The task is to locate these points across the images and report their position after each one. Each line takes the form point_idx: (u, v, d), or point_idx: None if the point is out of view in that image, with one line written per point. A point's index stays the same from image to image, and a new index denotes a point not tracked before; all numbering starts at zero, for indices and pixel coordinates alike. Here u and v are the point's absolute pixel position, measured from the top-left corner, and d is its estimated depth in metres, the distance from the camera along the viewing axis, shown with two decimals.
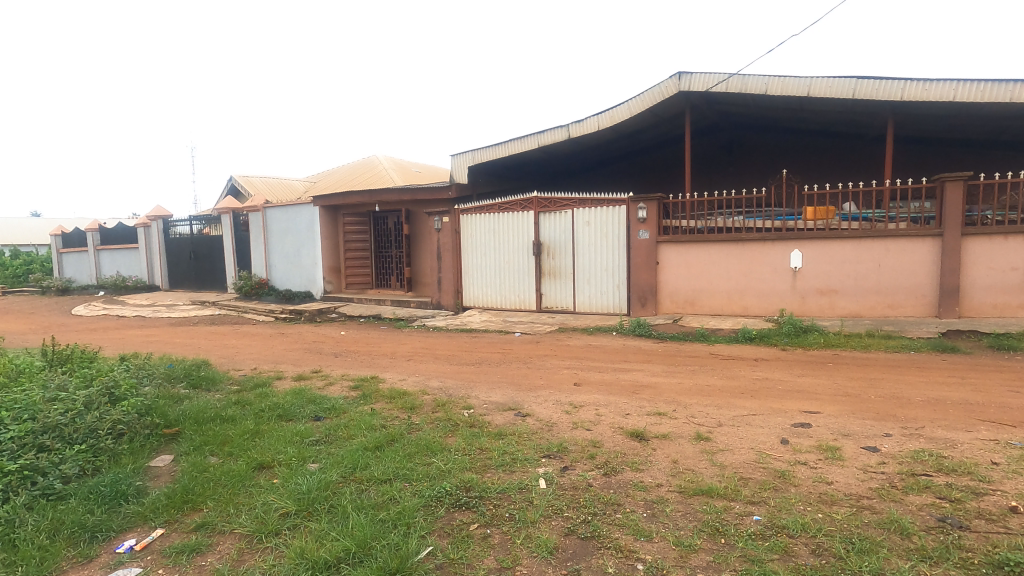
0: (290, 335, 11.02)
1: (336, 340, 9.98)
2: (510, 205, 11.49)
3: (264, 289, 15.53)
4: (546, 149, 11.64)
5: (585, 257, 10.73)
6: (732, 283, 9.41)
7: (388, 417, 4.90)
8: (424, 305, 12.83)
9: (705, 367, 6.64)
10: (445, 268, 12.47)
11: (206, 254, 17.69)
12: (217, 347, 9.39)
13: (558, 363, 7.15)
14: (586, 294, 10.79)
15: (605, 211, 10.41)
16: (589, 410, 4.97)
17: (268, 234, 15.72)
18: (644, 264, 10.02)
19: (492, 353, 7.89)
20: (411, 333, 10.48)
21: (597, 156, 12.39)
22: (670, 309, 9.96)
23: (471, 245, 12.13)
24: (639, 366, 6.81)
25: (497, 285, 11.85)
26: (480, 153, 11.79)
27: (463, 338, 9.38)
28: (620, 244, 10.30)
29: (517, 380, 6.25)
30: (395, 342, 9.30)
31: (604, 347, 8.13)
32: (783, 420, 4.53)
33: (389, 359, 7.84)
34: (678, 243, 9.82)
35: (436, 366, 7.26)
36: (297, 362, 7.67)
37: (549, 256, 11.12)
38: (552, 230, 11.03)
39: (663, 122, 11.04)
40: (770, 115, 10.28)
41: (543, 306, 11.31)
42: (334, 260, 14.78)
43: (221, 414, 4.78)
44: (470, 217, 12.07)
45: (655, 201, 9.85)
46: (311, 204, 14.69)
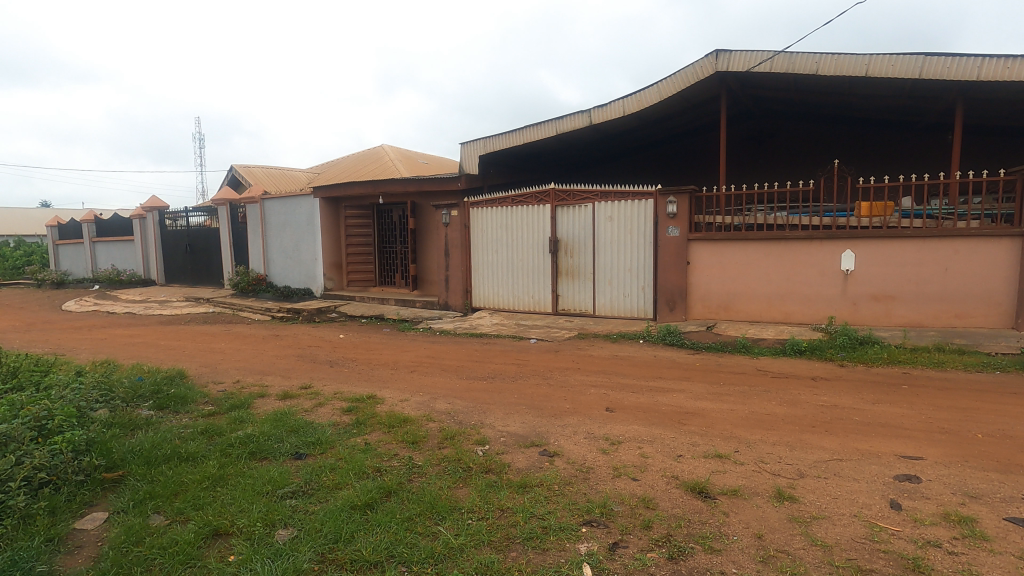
0: (285, 337, 10.18)
1: (333, 344, 9.10)
2: (524, 198, 10.56)
3: (261, 285, 14.70)
4: (564, 137, 10.67)
5: (606, 256, 9.79)
6: (772, 287, 8.45)
7: (384, 455, 4.00)
8: (430, 305, 11.93)
9: (756, 388, 5.69)
10: (452, 266, 11.57)
11: (203, 248, 16.87)
12: (203, 352, 8.55)
13: (583, 380, 6.22)
14: (607, 297, 9.86)
15: (630, 205, 9.45)
16: (631, 449, 4.04)
17: (267, 227, 14.87)
18: (673, 264, 9.07)
19: (506, 366, 6.97)
20: (416, 337, 9.58)
21: (618, 145, 11.43)
22: (702, 315, 9.02)
23: (481, 242, 11.22)
24: (678, 385, 5.87)
25: (509, 285, 10.94)
26: (492, 142, 10.84)
27: (472, 345, 8.47)
28: (646, 242, 9.35)
29: (538, 403, 5.33)
30: (397, 349, 8.41)
31: (633, 359, 7.19)
32: (880, 470, 3.59)
33: (390, 372, 6.94)
34: (712, 241, 8.85)
35: (443, 381, 6.35)
36: (286, 374, 6.79)
37: (567, 254, 10.19)
38: (571, 226, 10.09)
39: (694, 108, 10.05)
40: (815, 99, 9.29)
41: (560, 309, 10.38)
42: (335, 256, 13.91)
43: (179, 451, 3.89)
44: (480, 210, 11.15)
45: (687, 194, 8.88)
46: (311, 195, 13.80)
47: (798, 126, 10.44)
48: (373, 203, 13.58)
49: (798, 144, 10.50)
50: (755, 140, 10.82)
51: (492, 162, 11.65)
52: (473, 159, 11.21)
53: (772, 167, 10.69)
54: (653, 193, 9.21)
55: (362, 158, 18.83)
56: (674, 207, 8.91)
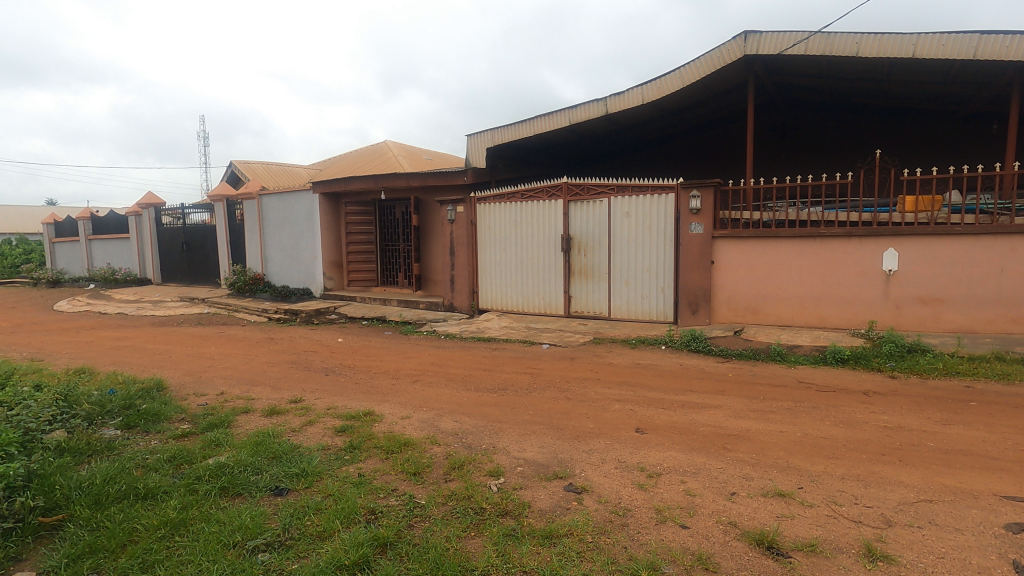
0: (281, 340, 9.57)
1: (331, 349, 8.49)
2: (535, 193, 9.93)
3: (258, 285, 14.10)
4: (578, 128, 10.03)
5: (623, 255, 9.14)
6: (806, 288, 7.79)
7: (381, 491, 3.37)
8: (434, 307, 11.30)
9: (803, 404, 5.03)
10: (458, 265, 10.94)
11: (200, 246, 16.30)
12: (192, 357, 7.95)
13: (606, 392, 5.58)
14: (623, 299, 9.21)
15: (649, 200, 8.80)
16: (673, 485, 3.40)
17: (264, 224, 14.29)
18: (696, 264, 8.41)
19: (519, 376, 6.33)
20: (420, 341, 8.96)
21: (632, 137, 10.82)
22: (727, 318, 8.36)
23: (488, 239, 10.59)
24: (714, 401, 5.22)
25: (518, 285, 10.31)
26: (501, 133, 10.20)
27: (480, 351, 7.85)
28: (667, 239, 8.70)
29: (558, 422, 4.69)
30: (399, 355, 7.79)
31: (657, 368, 6.54)
32: (984, 517, 2.94)
33: (391, 382, 6.31)
34: (738, 238, 8.19)
35: (449, 394, 5.71)
36: (277, 384, 6.18)
37: (581, 253, 9.54)
38: (585, 222, 9.45)
39: (716, 97, 9.42)
40: (850, 84, 8.62)
41: (572, 311, 9.75)
42: (335, 255, 13.31)
43: (137, 485, 3.27)
44: (488, 206, 10.52)
45: (711, 188, 8.22)
46: (310, 190, 13.19)
47: (825, 114, 9.87)
48: (374, 198, 12.95)
49: (824, 135, 9.93)
50: (779, 132, 10.21)
51: (500, 155, 11.03)
52: (481, 152, 10.58)
53: (797, 160, 10.08)
54: (674, 187, 8.56)
55: (365, 153, 18.21)
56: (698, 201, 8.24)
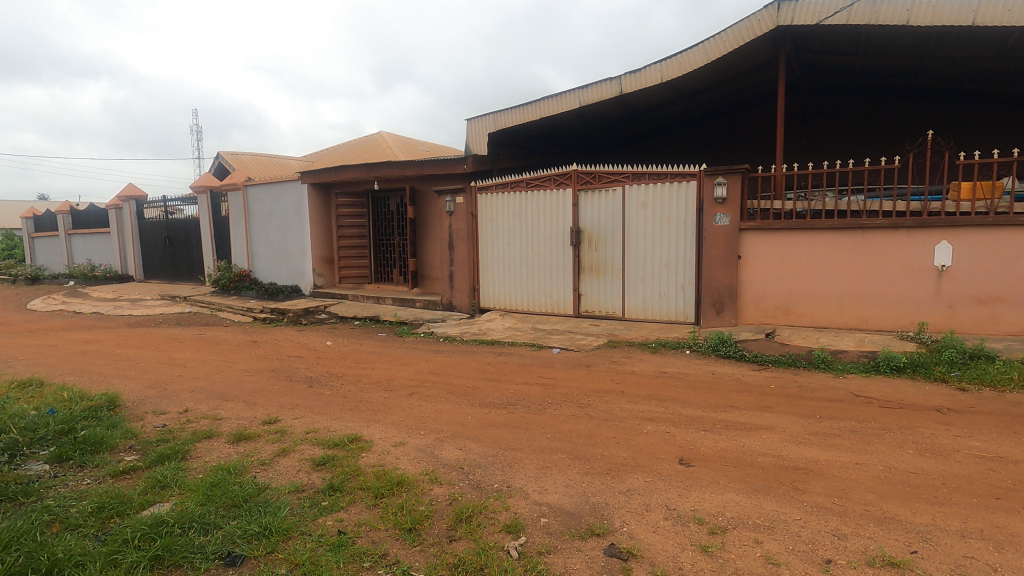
0: (264, 343, 8.75)
1: (318, 354, 7.68)
2: (541, 181, 9.12)
3: (244, 283, 13.25)
4: (587, 109, 9.22)
5: (639, 249, 8.35)
6: (845, 285, 7.03)
7: (366, 559, 2.58)
8: (431, 306, 10.49)
9: (871, 424, 4.26)
10: (457, 261, 10.12)
11: (183, 240, 15.43)
12: (161, 365, 7.12)
13: (634, 409, 4.80)
14: (639, 297, 8.43)
15: (668, 188, 8.01)
16: (747, 548, 2.62)
17: (250, 217, 13.43)
18: (721, 259, 7.62)
19: (530, 389, 5.53)
20: (416, 344, 8.15)
21: (644, 120, 10.05)
22: (755, 319, 7.59)
23: (491, 233, 9.79)
24: (763, 420, 4.43)
25: (523, 283, 9.51)
26: (504, 117, 9.35)
27: (484, 356, 7.04)
28: (688, 232, 7.93)
29: (583, 450, 3.91)
30: (393, 361, 6.99)
31: (687, 378, 5.75)
32: None
33: (383, 395, 5.51)
34: (768, 230, 7.40)
35: (450, 412, 4.91)
36: (252, 399, 5.36)
37: (592, 247, 8.74)
38: (596, 214, 8.65)
39: (739, 75, 8.64)
40: (890, 60, 7.84)
41: (583, 311, 8.96)
42: (326, 249, 12.47)
43: (41, 557, 2.46)
44: (490, 196, 9.71)
45: (739, 174, 7.44)
46: (298, 180, 12.33)
47: (853, 96, 9.14)
48: (367, 189, 12.11)
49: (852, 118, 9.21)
50: (805, 115, 9.50)
51: (502, 141, 10.20)
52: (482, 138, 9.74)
53: (823, 146, 9.34)
54: (696, 174, 7.77)
55: (358, 145, 17.34)
56: (724, 189, 7.45)
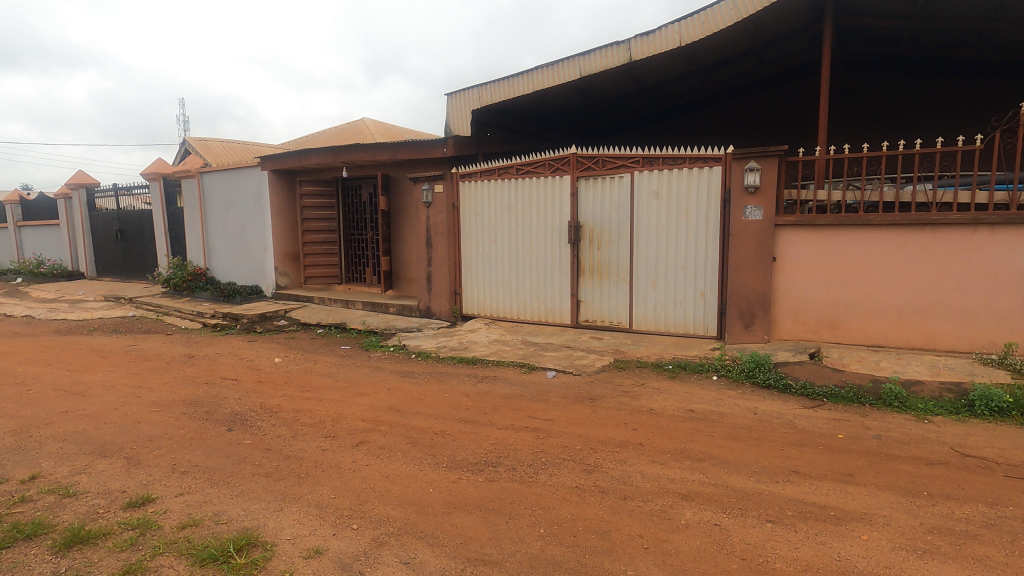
0: (200, 359, 7.30)
1: (259, 376, 6.26)
2: (534, 167, 7.73)
3: (199, 282, 11.75)
4: (588, 82, 7.85)
5: (650, 249, 7.02)
6: (907, 295, 5.75)
7: None
8: (406, 311, 9.09)
9: (1011, 514, 2.92)
10: (435, 260, 8.69)
11: (137, 233, 13.90)
12: (54, 391, 5.66)
13: (662, 478, 3.43)
14: (649, 306, 7.10)
15: (687, 176, 6.68)
16: None
17: (205, 208, 11.92)
18: (752, 261, 6.30)
19: (517, 438, 4.15)
20: (382, 363, 6.73)
21: (651, 97, 8.76)
22: (792, 334, 6.28)
23: (475, 228, 8.40)
24: (851, 504, 3.07)
25: (512, 286, 8.14)
26: (490, 91, 7.93)
27: (460, 382, 5.64)
28: (710, 228, 6.63)
29: (594, 568, 2.54)
30: (347, 388, 5.59)
31: (724, 421, 4.38)
32: None
33: (320, 448, 4.11)
34: (811, 226, 6.07)
35: (405, 480, 3.51)
36: (138, 454, 3.94)
37: (595, 244, 7.39)
38: (600, 205, 7.29)
39: (763, 47, 7.46)
40: (954, 24, 6.50)
41: (582, 321, 7.62)
42: (290, 245, 11.00)
43: None
44: (474, 185, 8.31)
45: (775, 158, 6.09)
46: (257, 166, 10.85)
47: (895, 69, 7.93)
48: (335, 176, 10.63)
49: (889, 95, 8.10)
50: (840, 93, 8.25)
51: (488, 121, 8.79)
52: (464, 117, 8.32)
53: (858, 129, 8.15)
54: (722, 157, 6.43)
55: (337, 131, 15.83)
56: (756, 176, 6.11)
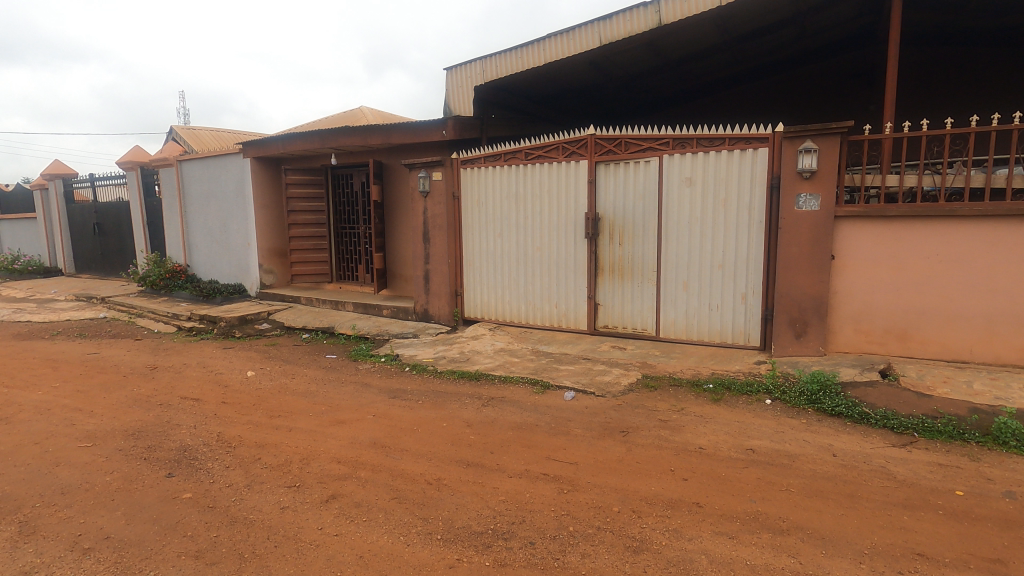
0: (163, 371, 6.35)
1: (224, 396, 5.31)
2: (544, 151, 6.76)
3: (178, 280, 10.81)
4: (607, 54, 6.87)
5: (681, 246, 6.07)
6: (997, 301, 4.80)
7: None
8: (401, 314, 8.14)
9: None
10: (433, 257, 7.72)
11: (116, 227, 12.98)
12: None
13: (737, 565, 2.48)
14: (680, 311, 6.15)
15: (726, 159, 5.72)
16: None
17: (185, 200, 10.96)
18: (805, 259, 5.34)
19: (533, 492, 3.20)
20: (370, 378, 5.78)
21: (675, 74, 7.90)
22: (853, 346, 5.32)
23: (478, 221, 7.45)
24: None
25: (520, 286, 7.19)
26: (495, 63, 6.95)
27: (461, 406, 4.69)
28: (753, 221, 5.68)
29: None
30: (324, 413, 4.65)
31: (797, 466, 3.42)
32: None
33: (278, 505, 3.18)
34: (879, 219, 5.10)
35: (383, 566, 2.57)
36: (38, 517, 3.01)
37: (616, 239, 6.44)
38: (623, 194, 6.33)
39: (806, 13, 6.56)
40: None
41: (600, 327, 6.68)
42: (275, 240, 10.04)
43: None
44: (477, 172, 7.35)
45: (838, 136, 5.10)
46: (239, 152, 9.89)
47: (949, 37, 7.12)
48: (324, 164, 9.66)
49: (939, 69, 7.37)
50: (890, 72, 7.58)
51: (493, 99, 7.81)
52: (466, 94, 7.36)
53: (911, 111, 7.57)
54: (769, 137, 5.48)
55: (332, 119, 14.81)
56: (813, 158, 5.15)
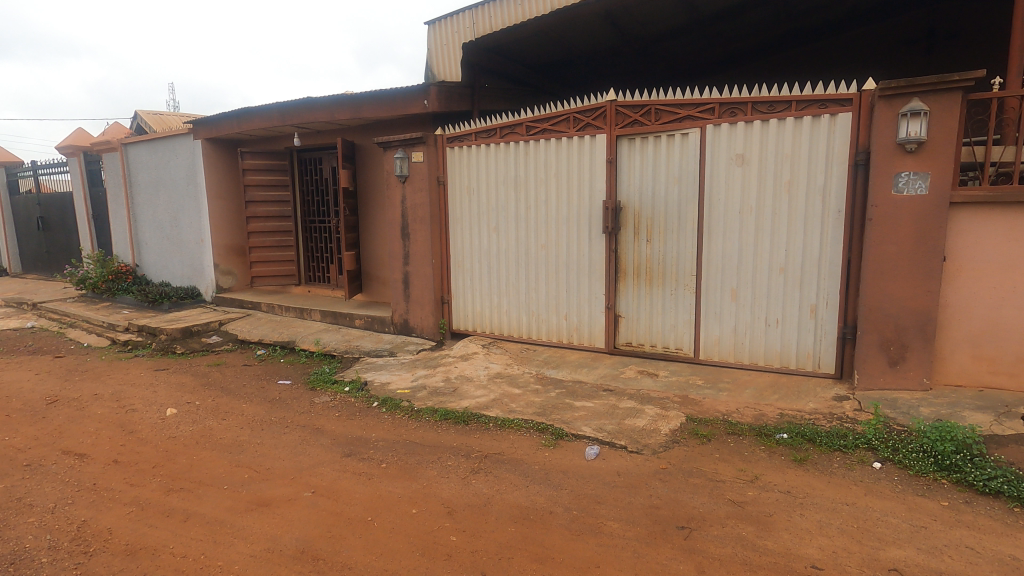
0: (60, 407, 4.91)
1: (121, 450, 3.90)
2: (551, 123, 5.36)
3: (123, 282, 9.36)
4: (627, 2, 5.46)
5: (728, 243, 4.71)
6: None
7: None
8: (375, 325, 6.73)
9: None
10: (414, 258, 6.29)
11: (61, 221, 11.51)
12: None
13: None
14: (726, 327, 4.80)
15: (793, 129, 4.34)
16: None
17: (131, 189, 9.50)
18: (905, 261, 3.97)
19: None
20: (324, 420, 4.36)
21: (702, 30, 6.50)
22: (967, 378, 3.99)
23: (468, 212, 6.05)
24: None
25: (521, 293, 5.81)
26: (489, 15, 5.54)
27: (440, 474, 3.31)
28: (828, 210, 4.32)
29: None
30: (243, 487, 3.24)
31: None
32: None
33: None
34: (1012, 207, 3.75)
35: None
36: None
37: (643, 235, 5.05)
38: (653, 177, 4.94)
39: None
40: None
41: (621, 345, 5.31)
42: (233, 235, 8.62)
43: None
44: (467, 152, 5.94)
45: (957, 94, 3.73)
46: (190, 133, 8.45)
47: None
48: (288, 146, 8.23)
49: None
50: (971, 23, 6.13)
51: (483, 62, 6.38)
52: (453, 54, 5.94)
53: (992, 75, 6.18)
54: (855, 99, 4.10)
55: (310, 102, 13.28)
56: (922, 125, 3.77)
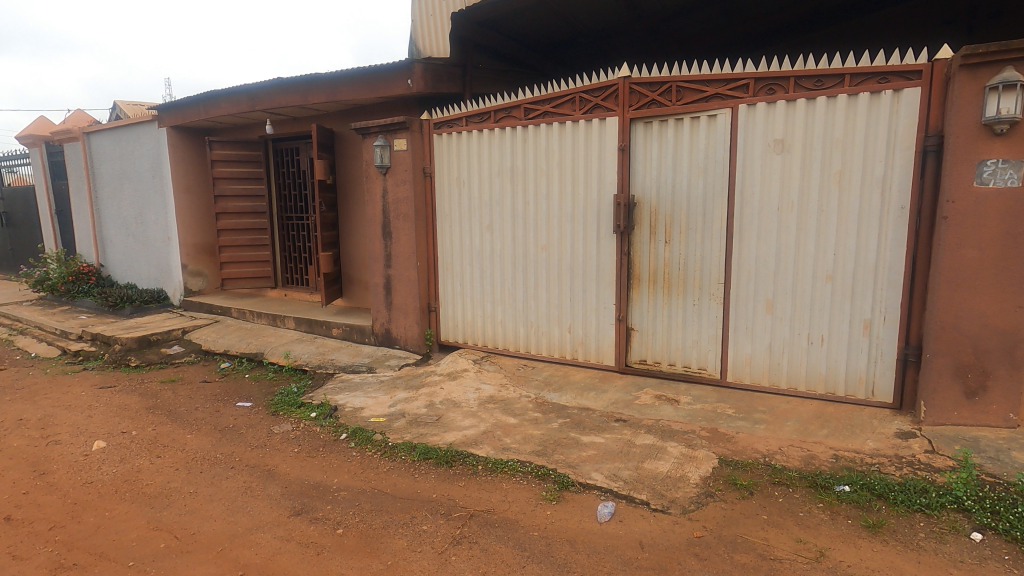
0: None
1: (21, 500, 3.16)
2: (552, 105, 4.61)
3: (85, 284, 8.59)
4: None
5: (763, 245, 3.96)
6: None
7: None
8: (354, 335, 5.99)
9: None
10: (396, 259, 5.53)
11: (26, 216, 10.72)
12: None
13: None
14: (759, 345, 4.07)
15: (847, 108, 3.58)
16: None
17: (95, 182, 8.72)
18: (988, 270, 3.23)
19: None
20: (278, 459, 3.60)
21: (721, 4, 5.74)
22: None
23: (457, 208, 5.29)
24: None
25: (517, 301, 5.06)
26: None
27: (411, 545, 2.56)
28: (889, 207, 3.57)
29: None
30: (154, 564, 2.49)
31: None
32: None
33: None
34: None
35: None
36: None
37: (661, 234, 4.30)
38: (673, 166, 4.19)
39: None
40: None
41: (634, 363, 4.57)
42: (203, 233, 7.85)
43: None
44: (456, 139, 5.18)
45: None
46: (155, 120, 7.68)
47: None
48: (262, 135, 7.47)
49: None
50: None
51: (474, 38, 5.62)
52: (440, 27, 5.16)
53: None
54: (925, 70, 3.35)
55: None
56: (1017, 101, 3.03)
